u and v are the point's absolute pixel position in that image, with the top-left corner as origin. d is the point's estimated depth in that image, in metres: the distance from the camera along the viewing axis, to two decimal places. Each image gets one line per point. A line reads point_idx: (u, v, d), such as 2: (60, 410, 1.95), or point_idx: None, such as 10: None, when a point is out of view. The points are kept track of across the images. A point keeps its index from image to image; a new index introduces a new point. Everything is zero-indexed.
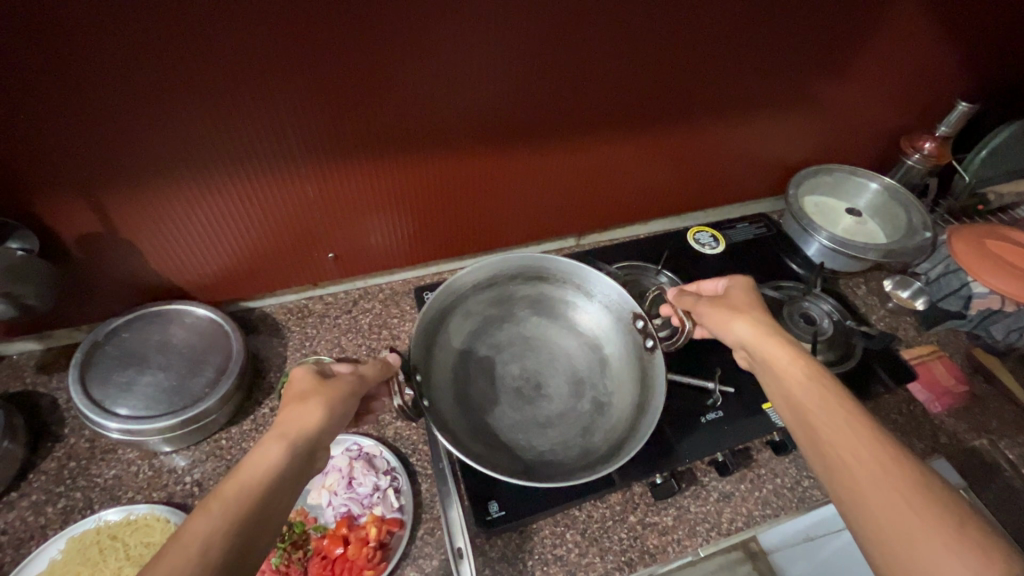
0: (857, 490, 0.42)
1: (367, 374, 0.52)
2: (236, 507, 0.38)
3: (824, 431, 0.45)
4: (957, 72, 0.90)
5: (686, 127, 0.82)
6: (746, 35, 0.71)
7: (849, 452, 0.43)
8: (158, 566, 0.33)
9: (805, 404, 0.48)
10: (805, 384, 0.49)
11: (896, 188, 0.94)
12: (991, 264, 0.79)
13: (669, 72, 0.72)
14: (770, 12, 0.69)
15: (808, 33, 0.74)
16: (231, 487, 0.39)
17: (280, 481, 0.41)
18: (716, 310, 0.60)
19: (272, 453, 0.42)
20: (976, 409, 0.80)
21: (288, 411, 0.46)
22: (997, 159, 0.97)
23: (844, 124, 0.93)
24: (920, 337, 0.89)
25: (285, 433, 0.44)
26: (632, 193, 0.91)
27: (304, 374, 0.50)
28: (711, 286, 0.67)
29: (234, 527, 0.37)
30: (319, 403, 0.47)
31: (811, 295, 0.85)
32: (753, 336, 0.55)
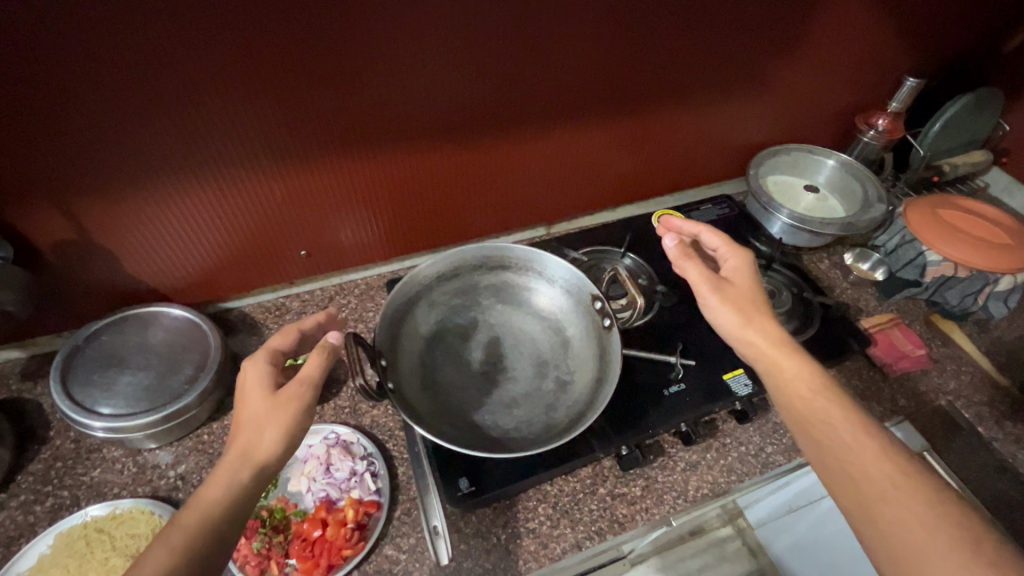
0: (875, 510, 0.44)
1: (314, 373, 0.51)
2: (194, 535, 0.42)
3: (831, 448, 0.48)
4: (905, 49, 0.93)
5: (645, 114, 0.85)
6: (694, 23, 0.74)
7: (861, 472, 0.45)
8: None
9: (806, 417, 0.50)
10: (810, 399, 0.51)
11: (853, 164, 0.97)
12: (948, 232, 0.83)
13: (622, 62, 0.75)
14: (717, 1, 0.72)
15: (756, 19, 0.77)
16: (194, 517, 0.43)
17: (241, 507, 0.44)
18: (730, 294, 0.59)
19: (237, 477, 0.45)
20: (934, 371, 0.83)
21: (246, 434, 0.48)
22: (951, 131, 1.00)
23: (801, 104, 0.96)
24: (881, 306, 0.92)
25: (250, 458, 0.46)
26: (598, 179, 0.94)
27: (259, 387, 0.51)
28: (709, 237, 0.66)
29: (192, 545, 0.41)
30: (275, 426, 0.48)
31: (771, 271, 0.89)
32: (765, 341, 0.55)
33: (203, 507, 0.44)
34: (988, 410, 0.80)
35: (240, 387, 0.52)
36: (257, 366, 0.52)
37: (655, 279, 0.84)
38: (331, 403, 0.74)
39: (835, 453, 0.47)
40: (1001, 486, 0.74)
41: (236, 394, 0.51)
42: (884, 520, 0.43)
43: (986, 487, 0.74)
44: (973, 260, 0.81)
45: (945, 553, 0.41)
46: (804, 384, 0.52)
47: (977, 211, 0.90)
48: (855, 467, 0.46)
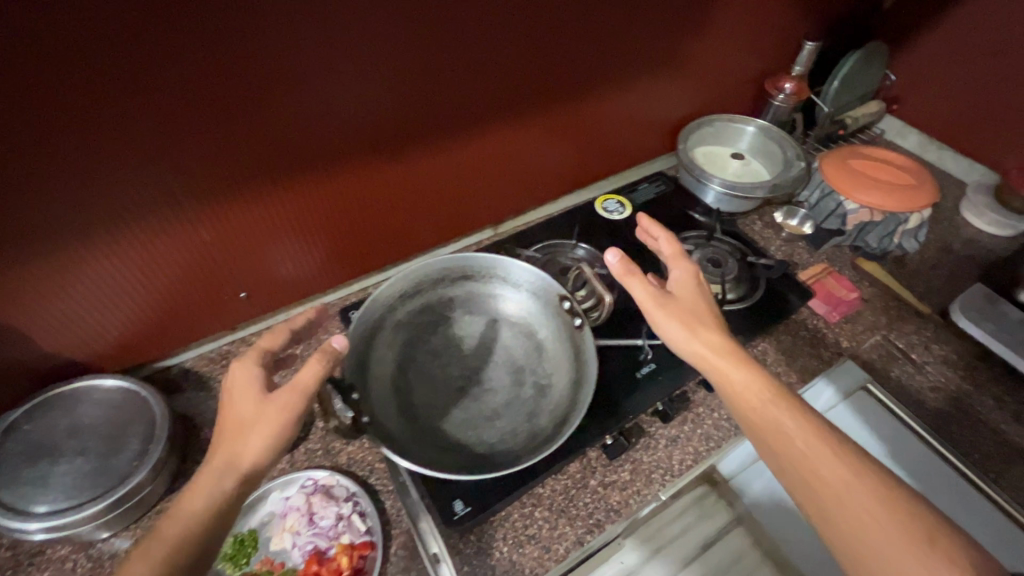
0: (833, 516, 0.47)
1: (303, 379, 0.51)
2: (175, 544, 0.45)
3: (792, 458, 0.49)
4: (799, 15, 0.99)
5: (573, 104, 0.86)
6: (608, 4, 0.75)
7: (819, 481, 0.48)
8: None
9: (762, 430, 0.51)
10: (761, 409, 0.52)
11: (769, 128, 1.03)
12: (857, 181, 0.93)
13: (544, 50, 0.75)
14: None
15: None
16: (173, 533, 0.45)
17: (222, 517, 0.47)
18: (659, 304, 0.60)
19: (220, 487, 0.47)
20: (867, 309, 0.90)
21: (229, 441, 0.49)
22: (848, 87, 1.08)
23: (715, 76, 1.00)
24: (813, 257, 0.98)
25: (234, 468, 0.48)
26: (538, 172, 0.93)
27: (250, 391, 0.52)
28: (665, 248, 0.66)
29: (174, 553, 0.44)
30: (260, 436, 0.49)
31: (715, 240, 0.92)
32: (678, 340, 0.58)
33: (184, 510, 0.46)
34: (917, 337, 0.87)
35: (228, 388, 0.53)
36: (246, 369, 0.53)
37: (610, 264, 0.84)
38: (301, 447, 0.69)
39: (784, 450, 0.50)
40: (936, 404, 0.81)
41: (223, 395, 0.52)
42: (843, 522, 0.46)
43: (926, 407, 0.81)
44: (882, 204, 0.90)
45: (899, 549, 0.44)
46: (755, 394, 0.53)
47: (882, 156, 0.99)
48: (807, 470, 0.48)
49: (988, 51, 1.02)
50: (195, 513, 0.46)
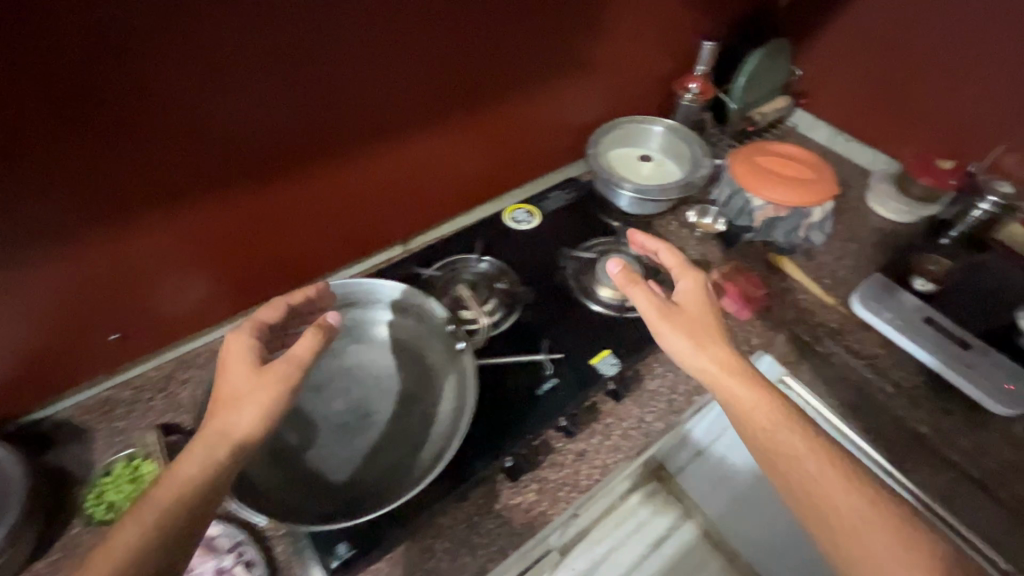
0: (846, 538, 0.53)
1: (300, 351, 0.52)
2: (167, 512, 0.45)
3: (800, 478, 0.56)
4: (698, 15, 0.99)
5: (471, 115, 0.83)
6: (487, 12, 0.73)
7: (823, 500, 0.54)
8: (117, 540, 0.44)
9: (772, 447, 0.57)
10: (771, 428, 0.58)
11: (677, 127, 1.03)
12: (765, 178, 0.93)
13: (424, 63, 0.72)
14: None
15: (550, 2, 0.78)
16: (166, 498, 0.45)
17: (217, 486, 0.47)
18: (670, 316, 0.65)
19: (214, 456, 0.48)
20: (777, 305, 0.91)
21: (226, 409, 0.50)
22: (753, 84, 1.09)
23: (620, 79, 1.00)
24: (727, 255, 0.98)
25: (229, 436, 0.49)
26: (445, 186, 0.91)
27: (245, 362, 0.53)
28: (666, 258, 0.72)
29: (165, 523, 0.44)
30: (254, 406, 0.50)
31: (620, 245, 0.88)
32: (683, 350, 0.64)
33: (180, 477, 0.46)
34: (823, 329, 0.89)
35: (224, 359, 0.54)
36: (241, 341, 0.55)
37: (513, 275, 0.83)
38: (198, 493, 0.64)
39: None
40: (845, 395, 0.82)
41: (217, 367, 0.54)
42: (850, 542, 0.53)
43: (835, 399, 0.82)
44: (789, 201, 0.91)
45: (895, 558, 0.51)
46: (766, 412, 0.59)
47: (786, 151, 1.00)
48: None
49: (879, 42, 1.05)
50: (190, 479, 0.46)
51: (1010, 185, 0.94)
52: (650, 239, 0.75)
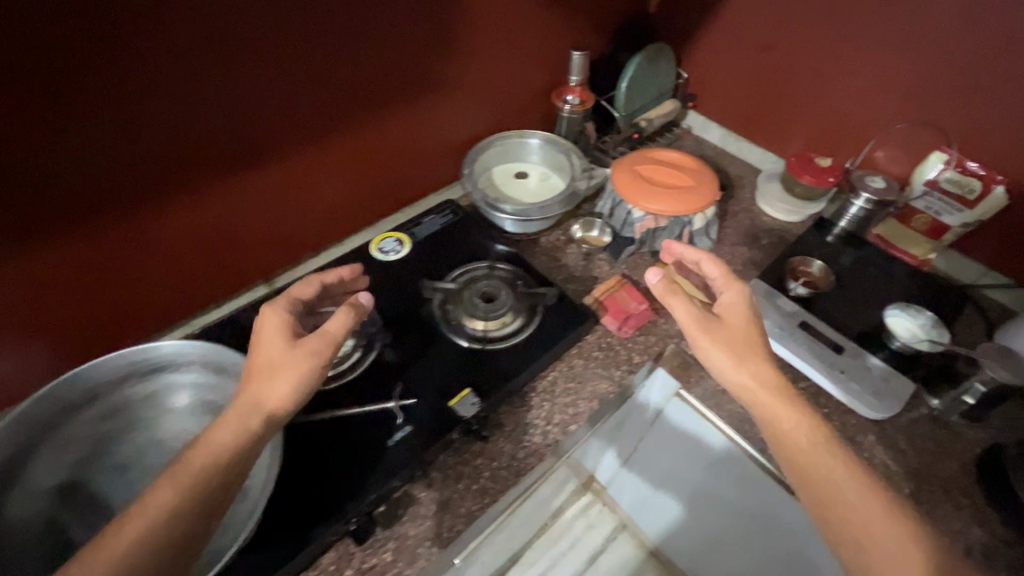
0: (873, 553, 0.52)
1: (334, 328, 0.57)
2: (197, 479, 0.47)
3: (835, 500, 0.55)
4: (566, 22, 0.96)
5: (317, 142, 0.78)
6: (315, 36, 0.68)
7: (850, 508, 0.54)
8: (156, 496, 0.46)
9: (807, 465, 0.57)
10: (808, 453, 0.58)
11: (554, 138, 1.00)
12: (643, 187, 0.91)
13: (248, 94, 0.66)
14: (330, 8, 0.67)
15: (391, 20, 0.74)
16: (200, 461, 0.48)
17: (242, 457, 0.50)
18: (711, 327, 0.66)
19: (249, 423, 0.51)
20: (662, 318, 0.88)
21: (259, 381, 0.54)
22: (637, 90, 1.07)
23: (492, 93, 0.95)
24: (614, 268, 0.95)
25: (263, 407, 0.53)
26: (303, 217, 0.85)
27: (280, 335, 0.58)
28: (710, 269, 0.74)
29: (196, 487, 0.47)
30: (289, 377, 0.54)
31: (485, 272, 0.82)
32: (729, 364, 0.63)
33: (209, 446, 0.49)
34: None
35: (257, 333, 0.59)
36: (276, 316, 0.60)
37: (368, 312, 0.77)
38: None
39: None
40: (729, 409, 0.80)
41: (253, 340, 0.59)
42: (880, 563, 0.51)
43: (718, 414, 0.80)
44: (667, 210, 0.88)
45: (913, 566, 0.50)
46: (807, 436, 0.59)
47: (667, 157, 0.98)
48: None
49: (755, 43, 1.04)
50: (220, 449, 0.49)
51: (882, 179, 0.95)
52: (689, 250, 0.77)
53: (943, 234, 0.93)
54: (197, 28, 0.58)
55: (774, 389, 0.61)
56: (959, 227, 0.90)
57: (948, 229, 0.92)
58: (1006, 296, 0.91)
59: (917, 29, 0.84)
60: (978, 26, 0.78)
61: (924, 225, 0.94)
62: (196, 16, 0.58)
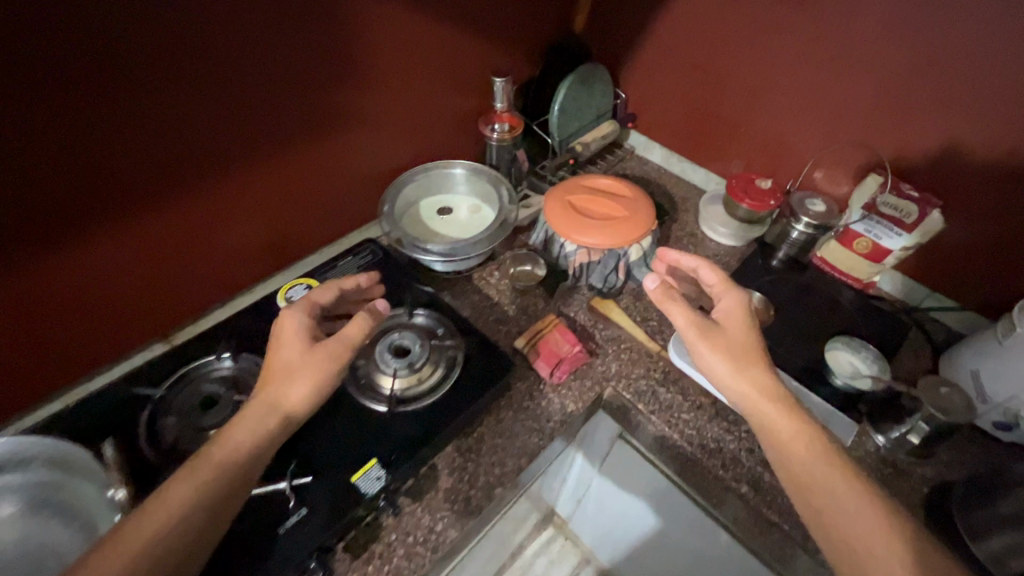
0: (855, 546, 0.53)
1: (351, 333, 0.62)
2: (218, 471, 0.52)
3: (823, 499, 0.56)
4: (487, 47, 0.91)
5: (220, 180, 0.71)
6: (193, 69, 0.60)
7: (831, 504, 0.56)
8: (184, 480, 0.51)
9: (794, 465, 0.59)
10: (803, 454, 0.59)
11: (480, 168, 0.95)
12: (572, 219, 0.86)
13: (117, 137, 0.59)
14: (209, 39, 0.60)
15: (284, 49, 0.67)
16: (221, 453, 0.53)
17: (262, 451, 0.55)
18: (708, 331, 0.67)
19: (265, 422, 0.56)
20: (598, 359, 0.82)
21: (277, 382, 0.59)
22: (570, 114, 1.02)
23: (411, 123, 0.90)
24: (549, 305, 0.89)
25: (279, 407, 0.57)
26: (207, 263, 0.77)
27: (299, 338, 0.62)
28: (707, 274, 0.74)
29: (216, 477, 0.52)
30: (306, 379, 0.58)
31: (402, 323, 0.76)
32: (723, 368, 0.65)
33: (231, 441, 0.54)
34: (646, 381, 0.80)
35: (278, 333, 0.63)
36: (294, 318, 0.64)
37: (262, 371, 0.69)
38: None
39: None
40: None
41: (273, 341, 0.63)
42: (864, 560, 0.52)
43: None
44: (598, 242, 0.83)
45: (893, 561, 0.51)
46: (799, 440, 0.60)
47: (602, 185, 0.93)
48: None
49: (688, 62, 1.00)
50: (238, 445, 0.54)
51: (823, 204, 0.92)
52: (685, 256, 0.78)
53: (886, 257, 0.87)
54: (38, 67, 0.51)
55: (770, 394, 0.63)
56: (901, 250, 0.84)
57: (890, 252, 0.86)
58: (951, 319, 0.88)
59: (846, 48, 0.81)
60: (904, 45, 0.75)
61: (865, 247, 0.88)
62: (56, 48, 0.51)
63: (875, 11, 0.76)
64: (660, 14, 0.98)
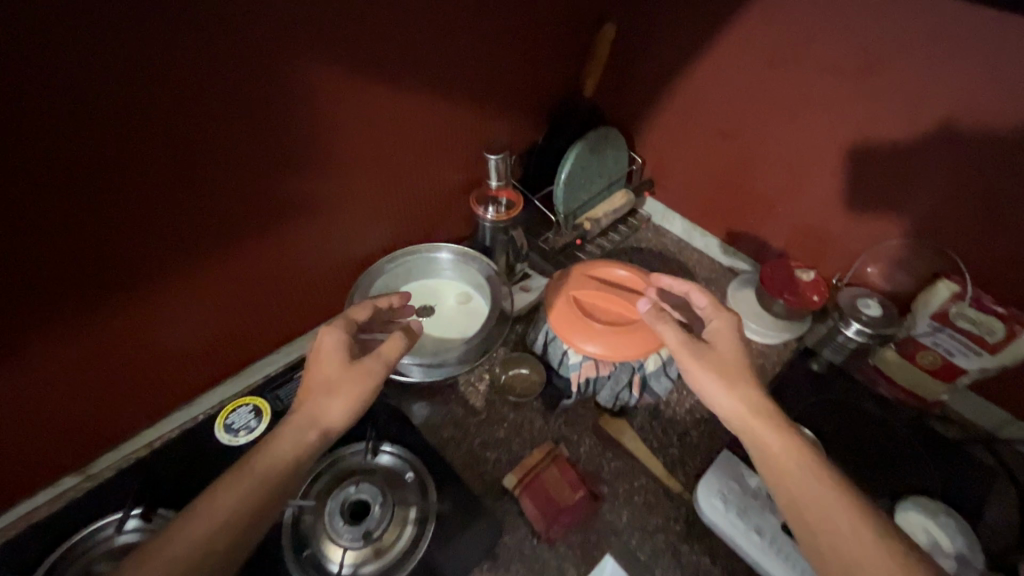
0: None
1: (389, 353, 0.58)
2: (260, 485, 0.49)
3: (822, 530, 0.49)
4: (481, 117, 0.78)
5: (154, 281, 0.57)
6: (101, 174, 0.47)
7: (827, 532, 0.48)
8: (224, 490, 0.48)
9: (790, 488, 0.52)
10: (798, 477, 0.52)
11: (468, 254, 0.82)
12: (579, 322, 0.73)
13: (3, 260, 0.46)
14: (127, 136, 0.47)
15: (225, 140, 0.54)
16: (263, 466, 0.50)
17: (301, 469, 0.52)
18: (699, 349, 0.61)
19: (305, 437, 0.53)
20: (606, 505, 0.67)
21: (318, 395, 0.56)
22: (579, 186, 0.89)
23: (388, 205, 0.77)
24: (547, 426, 0.74)
25: (318, 423, 0.54)
26: (136, 376, 0.63)
27: (338, 354, 0.58)
28: (700, 299, 0.69)
29: (257, 488, 0.49)
30: (343, 399, 0.55)
31: (362, 470, 0.62)
32: (716, 385, 0.59)
33: (275, 453, 0.51)
34: (665, 536, 0.65)
35: (317, 351, 0.60)
36: (335, 333, 0.60)
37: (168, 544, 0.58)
38: None
39: None
40: None
41: (314, 355, 0.59)
42: None
43: None
44: (614, 353, 0.69)
45: None
46: (789, 455, 0.54)
47: (612, 276, 0.79)
48: None
49: (714, 132, 0.86)
50: (282, 457, 0.51)
51: (879, 307, 0.76)
52: (678, 281, 0.72)
53: (957, 377, 0.73)
54: None
55: (765, 414, 0.56)
56: (979, 372, 0.71)
57: (964, 371, 0.72)
58: None
59: (915, 130, 0.66)
60: (996, 134, 0.60)
61: (932, 363, 0.74)
62: None
63: (955, 91, 0.61)
64: (684, 76, 0.84)
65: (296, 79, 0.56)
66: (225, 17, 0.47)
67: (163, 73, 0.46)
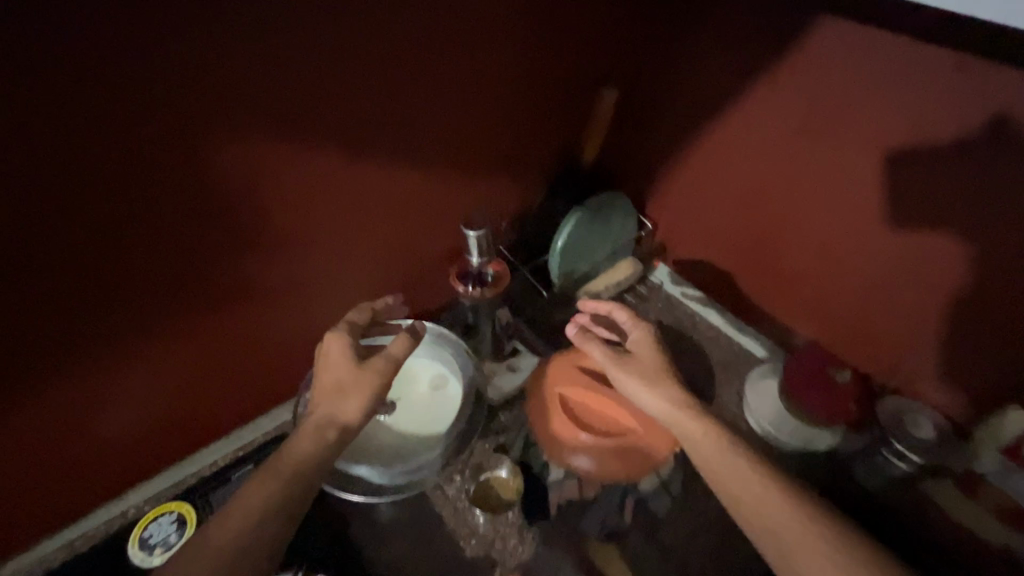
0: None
1: (398, 352, 0.58)
2: (292, 479, 0.52)
3: (778, 537, 0.49)
4: (471, 183, 0.70)
5: (75, 370, 0.51)
6: (17, 259, 0.42)
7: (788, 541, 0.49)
8: (257, 489, 0.51)
9: (739, 495, 0.51)
10: (747, 483, 0.52)
11: (454, 343, 0.74)
12: (567, 432, 0.65)
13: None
14: (32, 216, 0.41)
15: (163, 221, 0.48)
16: (292, 461, 0.53)
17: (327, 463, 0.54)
18: (631, 368, 0.61)
19: (325, 437, 0.55)
20: None
21: (332, 397, 0.56)
22: (578, 255, 0.80)
23: (362, 278, 0.69)
24: (523, 548, 0.63)
25: (335, 423, 0.55)
26: (59, 470, 0.56)
27: (343, 356, 0.58)
28: (619, 315, 0.67)
29: (287, 484, 0.52)
30: (357, 399, 0.56)
31: None
32: (656, 401, 0.59)
33: (294, 448, 0.54)
34: None
35: (323, 352, 0.60)
36: (339, 337, 0.60)
37: None
38: None
39: None
40: None
41: (319, 359, 0.59)
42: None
43: None
44: (604, 474, 0.64)
45: None
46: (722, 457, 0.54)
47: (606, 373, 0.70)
48: None
49: (737, 203, 0.76)
50: (304, 452, 0.54)
51: (933, 427, 0.66)
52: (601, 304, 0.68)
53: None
54: None
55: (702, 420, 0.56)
56: None
57: None
58: None
59: (985, 219, 0.55)
60: None
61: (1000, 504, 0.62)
62: None
63: None
64: (703, 138, 0.75)
65: (244, 154, 0.49)
66: (155, 92, 0.42)
67: (74, 151, 0.40)
